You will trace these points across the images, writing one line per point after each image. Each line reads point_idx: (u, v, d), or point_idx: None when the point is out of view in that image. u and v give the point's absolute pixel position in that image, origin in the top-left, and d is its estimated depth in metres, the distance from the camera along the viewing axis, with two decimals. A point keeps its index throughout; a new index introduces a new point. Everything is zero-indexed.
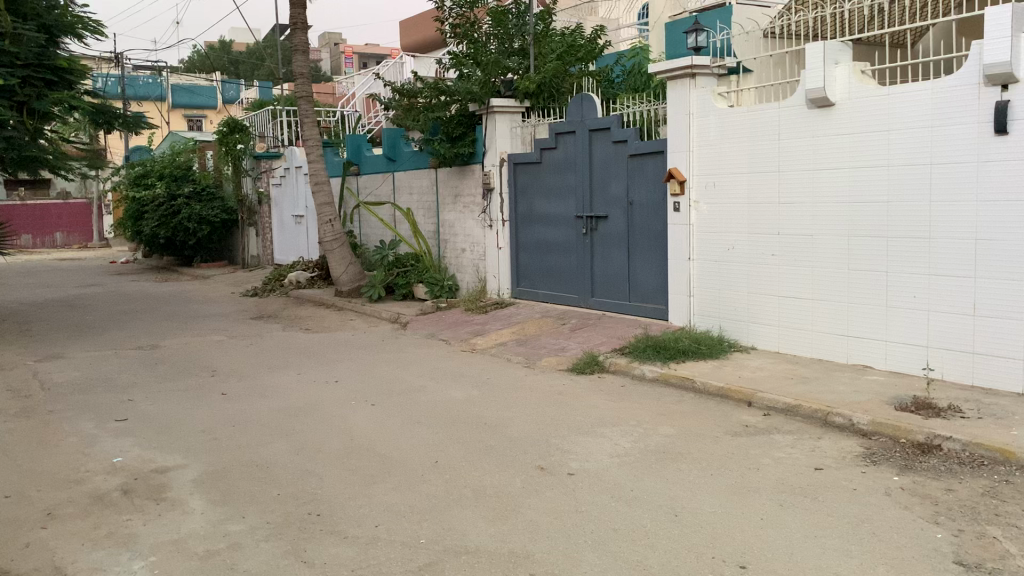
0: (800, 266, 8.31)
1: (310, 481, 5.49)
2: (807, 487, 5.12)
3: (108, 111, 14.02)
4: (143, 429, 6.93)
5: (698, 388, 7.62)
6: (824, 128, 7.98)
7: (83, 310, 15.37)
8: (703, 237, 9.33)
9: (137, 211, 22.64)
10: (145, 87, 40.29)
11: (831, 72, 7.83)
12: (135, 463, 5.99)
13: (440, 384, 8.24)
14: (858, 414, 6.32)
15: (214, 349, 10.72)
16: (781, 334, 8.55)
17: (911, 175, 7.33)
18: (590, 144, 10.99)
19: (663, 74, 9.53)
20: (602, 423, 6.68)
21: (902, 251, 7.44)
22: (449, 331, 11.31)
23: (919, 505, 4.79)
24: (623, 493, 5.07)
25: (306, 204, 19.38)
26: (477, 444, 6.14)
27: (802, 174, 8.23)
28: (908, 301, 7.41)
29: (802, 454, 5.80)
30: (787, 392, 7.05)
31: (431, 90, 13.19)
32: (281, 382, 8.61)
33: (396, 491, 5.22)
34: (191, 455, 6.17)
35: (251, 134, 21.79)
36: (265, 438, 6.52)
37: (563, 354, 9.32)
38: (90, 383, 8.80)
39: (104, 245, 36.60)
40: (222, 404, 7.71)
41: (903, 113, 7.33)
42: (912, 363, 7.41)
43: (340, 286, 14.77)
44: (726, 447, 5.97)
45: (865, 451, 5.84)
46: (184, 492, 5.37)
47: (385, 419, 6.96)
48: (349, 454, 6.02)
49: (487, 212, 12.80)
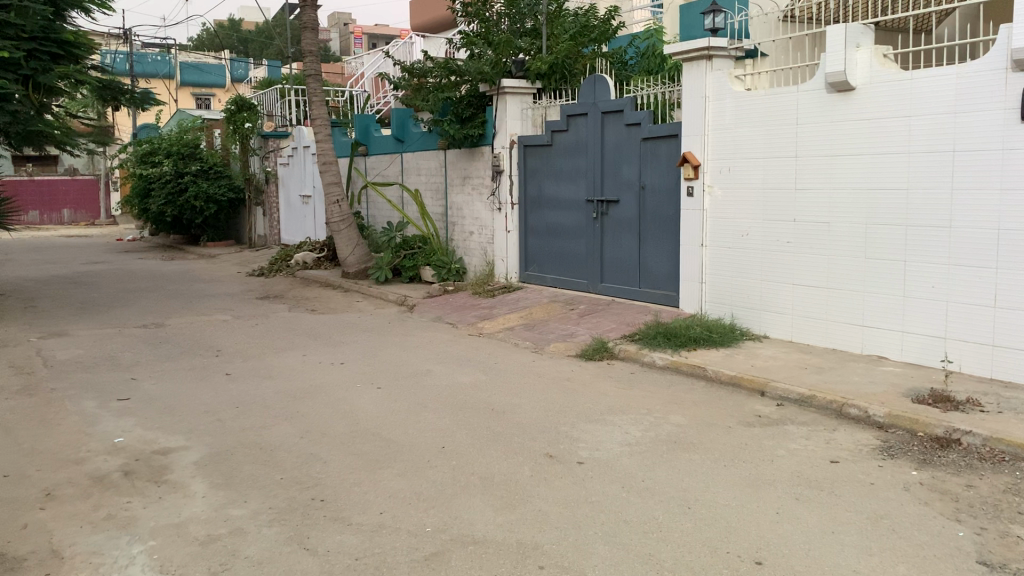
0: (815, 254, 8.14)
1: (314, 465, 5.38)
2: (824, 481, 4.99)
3: (114, 87, 13.89)
4: (146, 409, 6.84)
5: (709, 376, 7.48)
6: (843, 113, 7.79)
7: (89, 287, 15.30)
8: (717, 222, 9.16)
9: (143, 188, 22.49)
10: (154, 65, 40.04)
11: (851, 56, 7.64)
12: (136, 444, 5.90)
13: (447, 368, 8.12)
14: (874, 407, 6.18)
15: (219, 329, 10.62)
16: (794, 323, 8.39)
17: (931, 163, 7.16)
18: (602, 127, 10.81)
19: (678, 56, 9.37)
20: (612, 410, 6.55)
21: (921, 239, 7.28)
22: (457, 314, 11.18)
23: (939, 501, 4.66)
24: (635, 483, 4.95)
25: (313, 184, 19.22)
26: (485, 431, 6.02)
27: (819, 160, 8.05)
28: (926, 290, 7.25)
29: (817, 446, 5.66)
30: (801, 383, 6.91)
31: (442, 69, 12.95)
32: (286, 363, 8.50)
33: (402, 477, 5.11)
34: (193, 436, 6.07)
35: (259, 113, 21.58)
36: (269, 421, 6.41)
37: (571, 339, 9.18)
38: (94, 361, 8.71)
39: (111, 223, 36.52)
40: (226, 385, 7.61)
41: (925, 98, 7.14)
42: (929, 354, 7.25)
43: (347, 268, 14.66)
44: (739, 438, 5.84)
45: (882, 444, 5.71)
46: (185, 475, 5.27)
47: (391, 403, 6.84)
48: (355, 438, 5.91)
49: (497, 195, 12.64)
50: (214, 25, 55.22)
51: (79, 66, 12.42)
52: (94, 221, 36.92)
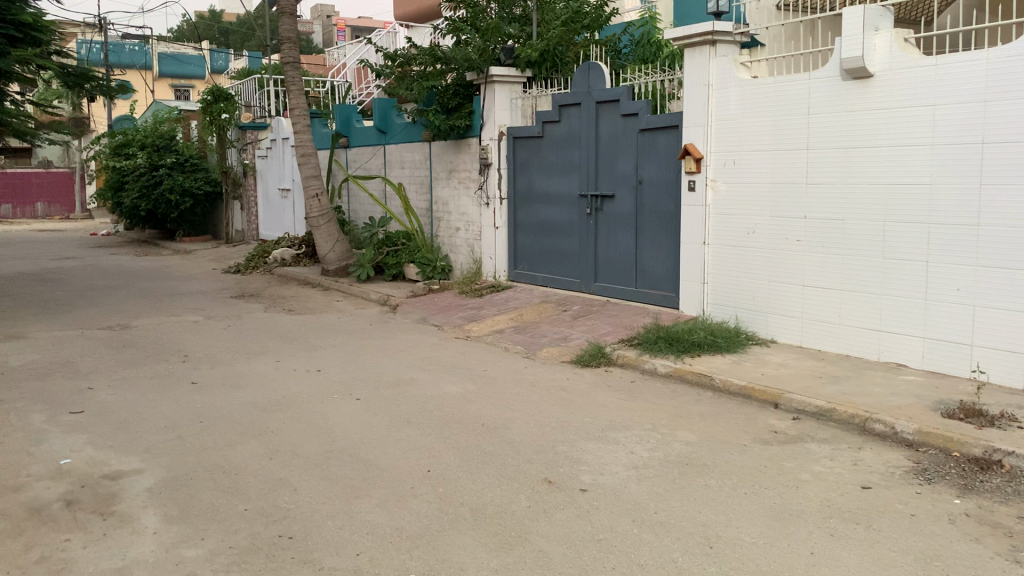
0: (829, 253, 7.59)
1: (283, 493, 4.77)
2: (857, 512, 4.44)
3: (81, 74, 13.06)
4: (99, 424, 6.18)
5: (716, 387, 6.93)
6: (860, 101, 7.24)
7: (54, 284, 14.52)
8: (720, 219, 8.59)
9: (117, 181, 21.70)
10: (132, 54, 39.45)
11: (869, 41, 7.10)
12: (83, 467, 5.25)
13: (433, 376, 7.51)
14: (901, 422, 5.65)
15: (189, 331, 9.94)
16: (804, 327, 7.84)
17: (955, 156, 6.63)
18: (597, 118, 10.23)
19: (679, 41, 8.77)
20: (612, 426, 5.97)
21: (944, 238, 6.75)
22: (442, 315, 10.56)
23: (992, 537, 4.12)
24: (647, 515, 4.37)
25: (293, 178, 18.54)
26: (475, 451, 5.42)
27: (833, 153, 7.51)
28: (950, 294, 6.72)
29: (845, 469, 5.10)
30: (818, 394, 6.37)
31: (427, 56, 12.29)
32: (258, 370, 7.86)
33: (382, 508, 4.51)
34: (149, 458, 5.43)
35: (236, 104, 20.84)
36: (235, 439, 5.78)
37: (565, 344, 8.60)
38: (48, 368, 8.03)
39: (88, 216, 35.57)
40: (192, 395, 6.97)
41: (950, 86, 6.61)
42: (954, 362, 6.72)
43: (327, 265, 14.00)
44: (757, 458, 5.28)
45: (915, 466, 5.16)
46: (136, 505, 4.64)
47: (370, 418, 6.23)
48: (330, 460, 5.30)
49: (485, 189, 12.00)
50: (194, 16, 54.21)
51: (40, 51, 11.61)
52: (70, 214, 35.93)
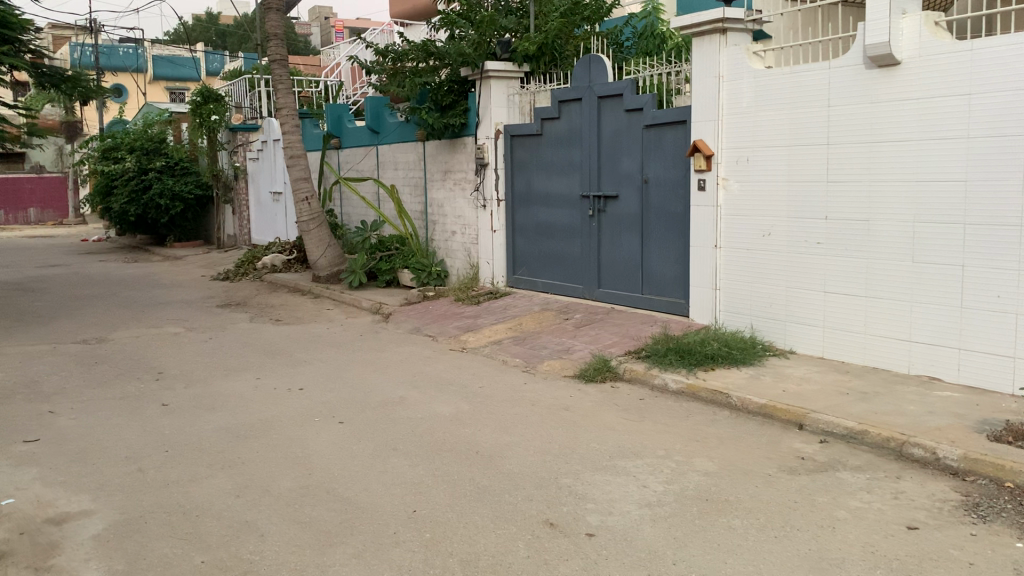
0: (854, 257, 6.98)
1: (247, 541, 4.18)
2: (906, 560, 3.84)
3: (58, 75, 12.44)
4: (53, 455, 5.59)
5: (733, 405, 6.33)
6: (886, 92, 6.64)
7: (35, 295, 13.92)
8: (733, 221, 8.00)
9: (105, 186, 21.11)
10: (125, 57, 38.85)
11: (896, 25, 6.49)
12: (26, 509, 4.66)
13: (424, 395, 6.91)
14: (944, 447, 5.05)
15: (167, 345, 9.35)
16: (827, 336, 7.24)
17: (994, 149, 6.03)
18: (598, 113, 9.63)
19: (688, 30, 8.14)
20: (622, 453, 5.37)
21: (982, 241, 6.14)
22: (437, 325, 9.97)
23: None
24: (664, 568, 3.78)
25: (284, 180, 17.99)
26: (468, 486, 4.82)
27: (857, 148, 6.91)
28: (989, 302, 6.13)
29: (885, 505, 4.50)
30: (847, 413, 5.77)
31: (419, 51, 11.69)
32: (235, 390, 7.26)
33: (358, 561, 3.91)
34: (101, 496, 4.84)
35: (226, 105, 20.24)
36: (201, 472, 5.19)
37: (567, 356, 8.00)
38: (9, 389, 7.44)
39: (82, 222, 34.97)
40: (160, 420, 6.38)
41: (989, 72, 6.00)
42: (995, 377, 6.12)
43: (318, 271, 13.42)
44: (785, 492, 4.68)
45: (965, 500, 4.55)
46: (76, 557, 4.05)
47: (352, 446, 5.63)
48: (305, 498, 4.71)
49: (481, 191, 11.39)
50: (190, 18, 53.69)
51: (10, 49, 11.00)
52: (63, 220, 35.34)
